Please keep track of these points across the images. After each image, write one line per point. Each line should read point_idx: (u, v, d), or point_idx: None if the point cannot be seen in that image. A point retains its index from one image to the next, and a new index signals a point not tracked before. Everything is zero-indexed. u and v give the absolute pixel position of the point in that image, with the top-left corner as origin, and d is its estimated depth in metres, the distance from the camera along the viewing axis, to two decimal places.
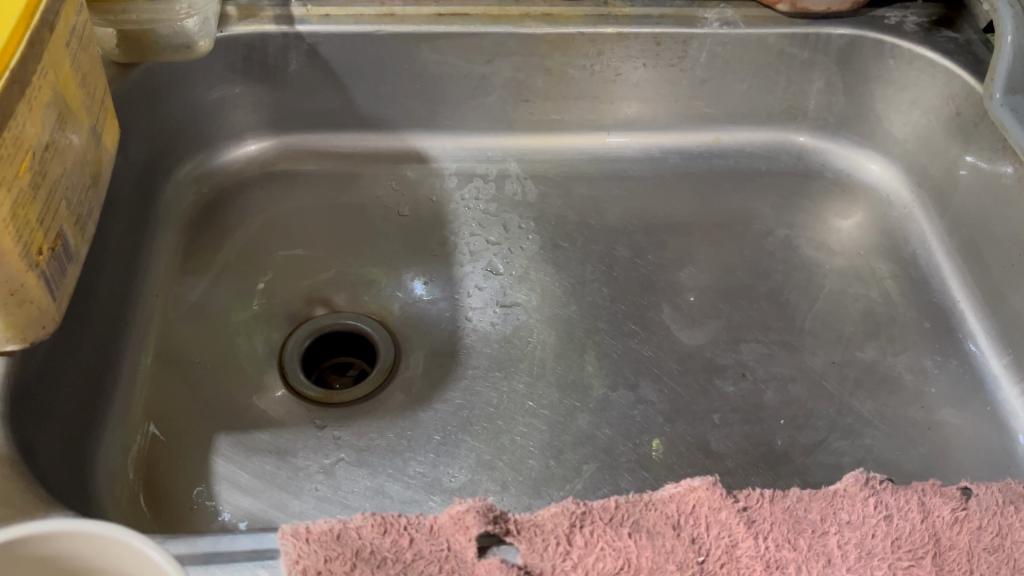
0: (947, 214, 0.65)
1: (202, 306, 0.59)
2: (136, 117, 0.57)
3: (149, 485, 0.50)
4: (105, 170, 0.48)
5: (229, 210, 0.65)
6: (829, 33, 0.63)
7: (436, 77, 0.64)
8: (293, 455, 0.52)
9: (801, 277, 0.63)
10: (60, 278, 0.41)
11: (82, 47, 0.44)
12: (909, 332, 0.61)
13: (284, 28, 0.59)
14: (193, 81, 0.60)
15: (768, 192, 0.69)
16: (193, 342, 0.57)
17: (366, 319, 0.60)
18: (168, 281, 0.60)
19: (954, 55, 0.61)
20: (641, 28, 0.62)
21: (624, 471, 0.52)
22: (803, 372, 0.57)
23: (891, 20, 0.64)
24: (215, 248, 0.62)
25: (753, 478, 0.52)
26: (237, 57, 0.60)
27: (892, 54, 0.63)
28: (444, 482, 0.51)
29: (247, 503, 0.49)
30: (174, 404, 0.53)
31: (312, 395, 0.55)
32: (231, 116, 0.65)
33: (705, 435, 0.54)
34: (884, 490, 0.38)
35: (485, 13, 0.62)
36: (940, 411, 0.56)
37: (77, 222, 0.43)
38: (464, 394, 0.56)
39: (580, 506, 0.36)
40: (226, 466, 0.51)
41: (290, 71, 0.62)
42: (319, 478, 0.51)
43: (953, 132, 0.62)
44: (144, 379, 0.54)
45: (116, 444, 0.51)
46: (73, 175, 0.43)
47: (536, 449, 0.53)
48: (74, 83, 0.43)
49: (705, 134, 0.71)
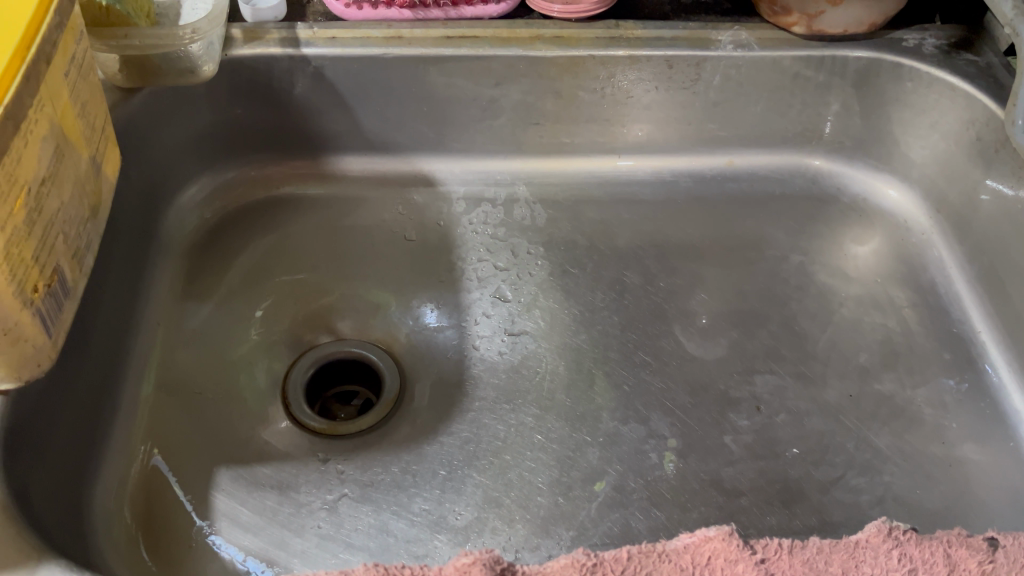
0: (967, 241, 0.63)
1: (205, 335, 0.58)
2: (139, 143, 0.56)
3: (146, 523, 0.49)
4: (106, 199, 0.47)
5: (233, 234, 0.64)
6: (846, 55, 0.62)
7: (445, 101, 0.63)
8: (295, 490, 0.50)
9: (816, 305, 0.62)
10: (56, 315, 0.40)
11: (81, 75, 0.43)
12: (928, 362, 0.59)
13: (289, 50, 0.58)
14: (196, 106, 0.59)
15: (783, 218, 0.68)
16: (195, 372, 0.56)
17: (371, 347, 0.59)
18: (170, 309, 0.59)
19: (975, 79, 0.60)
20: (653, 50, 0.60)
21: (635, 509, 0.51)
22: (819, 405, 0.56)
23: (910, 43, 0.62)
24: (217, 273, 0.61)
25: (769, 517, 0.50)
26: (242, 80, 0.59)
27: (910, 77, 0.62)
28: (450, 520, 0.50)
29: (249, 541, 0.48)
30: (174, 436, 0.52)
31: (315, 426, 0.54)
32: (236, 138, 0.64)
33: (718, 471, 0.52)
34: (908, 541, 0.37)
35: (494, 35, 0.60)
36: (962, 447, 0.54)
37: (74, 256, 0.42)
38: (471, 426, 0.54)
39: (591, 558, 0.35)
40: (227, 502, 0.49)
41: (295, 94, 0.61)
42: (322, 515, 0.49)
43: (974, 157, 0.61)
44: (144, 411, 0.53)
45: (113, 481, 0.50)
46: (70, 207, 0.42)
47: (545, 485, 0.51)
48: (73, 114, 0.42)
49: (718, 157, 0.70)
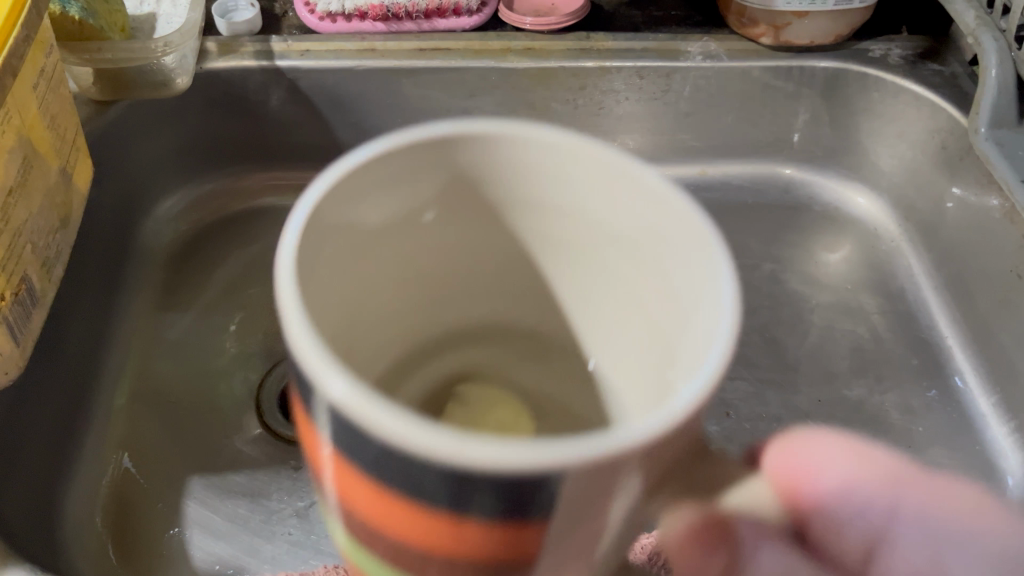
0: (935, 248, 0.64)
1: (180, 345, 0.58)
2: (113, 155, 0.57)
3: (118, 530, 0.49)
4: (77, 210, 0.47)
5: (209, 247, 0.65)
6: (814, 66, 0.63)
7: (419, 112, 0.64)
8: (266, 497, 0.51)
9: (788, 312, 0.63)
10: (25, 323, 0.40)
11: (52, 88, 0.44)
12: (897, 368, 0.60)
13: (263, 63, 0.59)
14: (171, 119, 0.60)
15: (756, 226, 0.69)
16: (170, 381, 0.56)
17: None
18: (146, 320, 0.59)
19: (940, 88, 0.61)
20: (623, 61, 0.61)
21: None
22: (789, 410, 0.57)
23: (876, 53, 0.63)
24: (194, 285, 0.62)
25: None
26: (217, 92, 0.60)
27: (877, 87, 0.63)
28: None
29: (220, 549, 0.49)
30: (148, 444, 0.53)
31: (290, 434, 0.54)
32: (213, 150, 0.64)
33: None
34: None
35: (466, 47, 0.61)
36: (928, 452, 0.55)
37: (43, 266, 0.43)
38: None
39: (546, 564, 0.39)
40: (198, 509, 0.50)
41: (270, 106, 0.62)
42: (293, 522, 0.50)
43: (940, 165, 0.62)
44: (118, 420, 0.53)
45: (85, 489, 0.50)
46: (40, 217, 0.42)
47: None
48: (43, 126, 0.42)
49: (692, 166, 0.70)
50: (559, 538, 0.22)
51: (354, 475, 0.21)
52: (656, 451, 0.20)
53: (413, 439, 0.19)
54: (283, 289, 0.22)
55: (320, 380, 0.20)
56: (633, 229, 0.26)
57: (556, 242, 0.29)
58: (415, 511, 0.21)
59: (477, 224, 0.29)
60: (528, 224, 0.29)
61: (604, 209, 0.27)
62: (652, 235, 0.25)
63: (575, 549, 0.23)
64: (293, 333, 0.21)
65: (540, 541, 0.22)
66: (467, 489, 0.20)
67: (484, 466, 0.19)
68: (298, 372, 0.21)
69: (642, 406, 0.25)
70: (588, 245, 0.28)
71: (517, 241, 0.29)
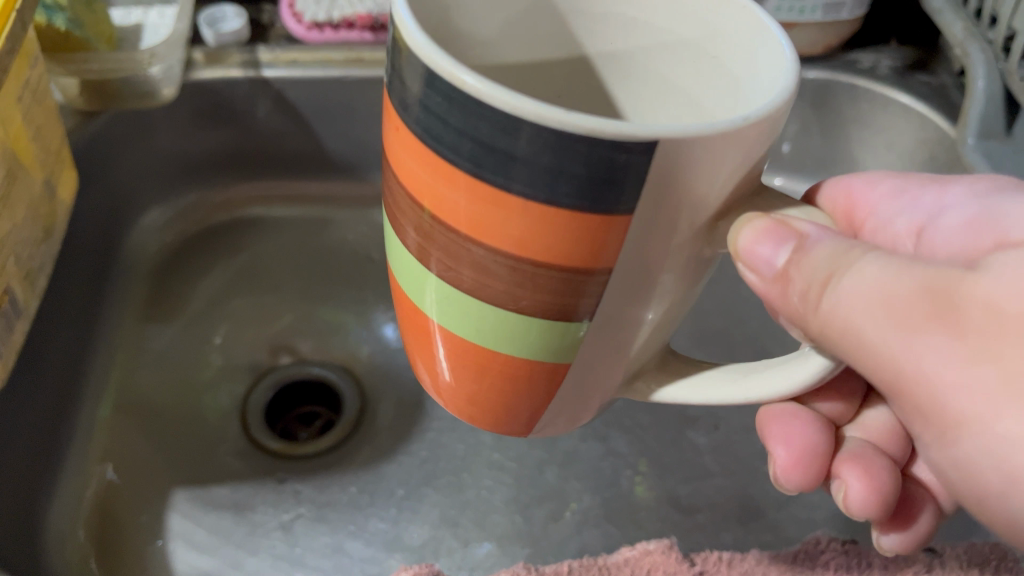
0: None
1: (165, 356, 0.58)
2: (98, 164, 0.57)
3: (100, 544, 0.48)
4: (60, 222, 0.47)
5: (196, 256, 0.64)
6: (801, 77, 0.63)
7: None
8: (251, 510, 0.51)
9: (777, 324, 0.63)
10: (6, 335, 0.40)
11: (36, 99, 0.43)
12: None
13: (250, 73, 0.59)
14: (158, 128, 0.59)
15: None
16: (155, 393, 0.56)
17: (332, 366, 0.59)
18: (132, 330, 0.59)
19: (928, 99, 0.61)
20: None
21: (592, 526, 0.51)
22: None
23: (865, 63, 0.64)
24: (180, 295, 0.61)
25: (724, 534, 0.51)
26: (204, 103, 0.60)
27: (866, 98, 0.63)
28: (406, 539, 0.50)
29: (202, 561, 0.48)
30: (133, 457, 0.52)
31: (274, 447, 0.54)
32: (201, 159, 0.64)
33: (675, 488, 0.53)
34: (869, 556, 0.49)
35: None
36: None
37: (26, 277, 0.43)
38: (430, 446, 0.55)
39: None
40: (182, 522, 0.50)
41: (257, 116, 0.62)
42: (278, 535, 0.49)
43: (929, 175, 0.62)
44: (101, 432, 0.53)
45: (67, 503, 0.49)
46: (23, 229, 0.42)
47: (501, 503, 0.52)
48: (26, 138, 0.42)
49: None
50: (637, 245, 0.26)
51: (458, 172, 0.24)
52: (749, 146, 0.25)
53: (532, 111, 0.22)
54: (406, 35, 0.24)
55: (452, 76, 0.23)
56: (687, 28, 0.30)
57: (612, 57, 0.33)
58: (509, 198, 0.24)
59: (535, 43, 0.33)
60: (589, 44, 0.33)
61: (662, 20, 0.31)
62: (708, 33, 0.30)
63: (641, 282, 0.27)
64: (421, 48, 0.24)
65: (618, 252, 0.26)
66: (565, 165, 0.23)
67: (589, 130, 0.22)
68: (420, 69, 0.24)
69: (707, 21, 0.29)
70: (644, 53, 0.32)
71: (569, 62, 0.34)
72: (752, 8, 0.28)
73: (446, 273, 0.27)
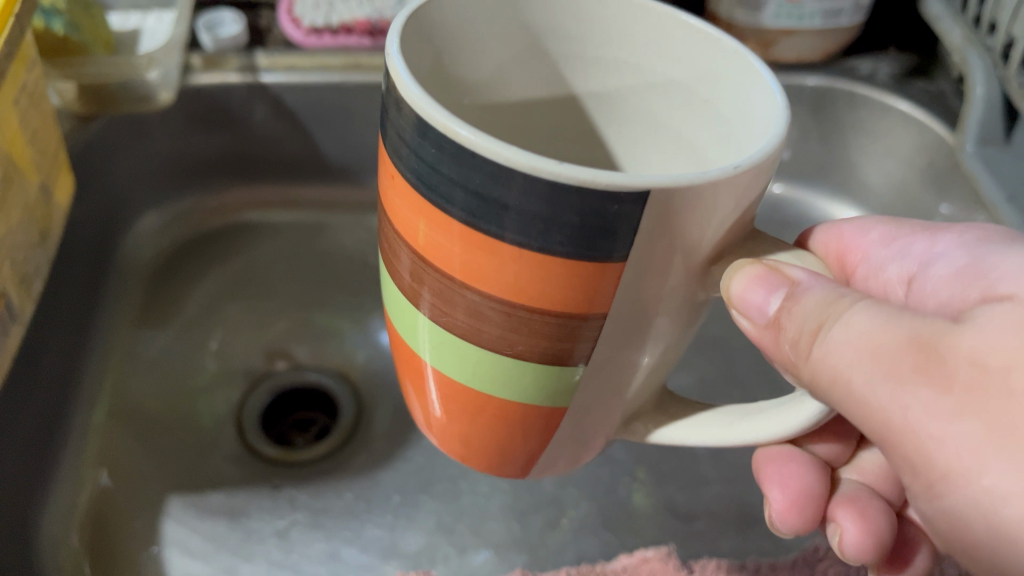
0: None
1: (161, 362, 0.58)
2: (94, 169, 0.56)
3: (94, 550, 0.48)
4: (56, 225, 0.47)
5: (192, 262, 0.64)
6: (801, 83, 0.62)
7: None
8: (246, 516, 0.50)
9: None
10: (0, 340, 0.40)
11: (32, 103, 0.43)
12: None
13: (248, 78, 0.59)
14: (155, 133, 0.59)
15: None
16: (150, 399, 0.55)
17: (327, 372, 0.59)
18: (127, 336, 0.58)
19: (927, 106, 0.61)
20: None
21: (589, 534, 0.51)
22: None
23: (863, 70, 0.64)
24: (175, 301, 0.61)
25: (723, 542, 0.51)
26: (201, 107, 0.59)
27: (865, 104, 0.63)
28: (402, 546, 0.50)
29: (196, 568, 0.48)
30: (127, 463, 0.52)
31: (270, 454, 0.54)
32: (197, 164, 0.64)
33: (673, 496, 0.53)
34: None
35: None
36: None
37: (21, 281, 0.42)
38: (426, 452, 0.54)
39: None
40: (176, 529, 0.49)
41: (254, 121, 0.62)
42: (273, 542, 0.49)
43: (928, 182, 0.61)
44: (95, 438, 0.52)
45: (61, 507, 0.49)
46: (18, 233, 0.42)
47: (498, 510, 0.52)
48: (22, 142, 0.42)
49: None
50: (626, 295, 0.26)
51: (453, 222, 0.25)
52: (735, 194, 0.25)
53: (524, 165, 0.23)
54: (402, 86, 0.25)
55: (445, 127, 0.24)
56: (680, 73, 0.31)
57: (601, 97, 0.34)
58: (501, 246, 0.25)
59: (529, 77, 0.34)
60: (580, 85, 0.34)
61: (655, 63, 0.32)
62: (700, 79, 0.31)
63: (634, 328, 0.28)
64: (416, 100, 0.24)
65: (613, 295, 0.26)
66: (557, 215, 0.23)
67: (581, 181, 0.23)
68: (414, 119, 0.24)
69: (702, 64, 0.30)
70: (631, 94, 0.33)
71: (557, 98, 0.35)
72: (743, 52, 0.29)
73: (440, 318, 0.28)
